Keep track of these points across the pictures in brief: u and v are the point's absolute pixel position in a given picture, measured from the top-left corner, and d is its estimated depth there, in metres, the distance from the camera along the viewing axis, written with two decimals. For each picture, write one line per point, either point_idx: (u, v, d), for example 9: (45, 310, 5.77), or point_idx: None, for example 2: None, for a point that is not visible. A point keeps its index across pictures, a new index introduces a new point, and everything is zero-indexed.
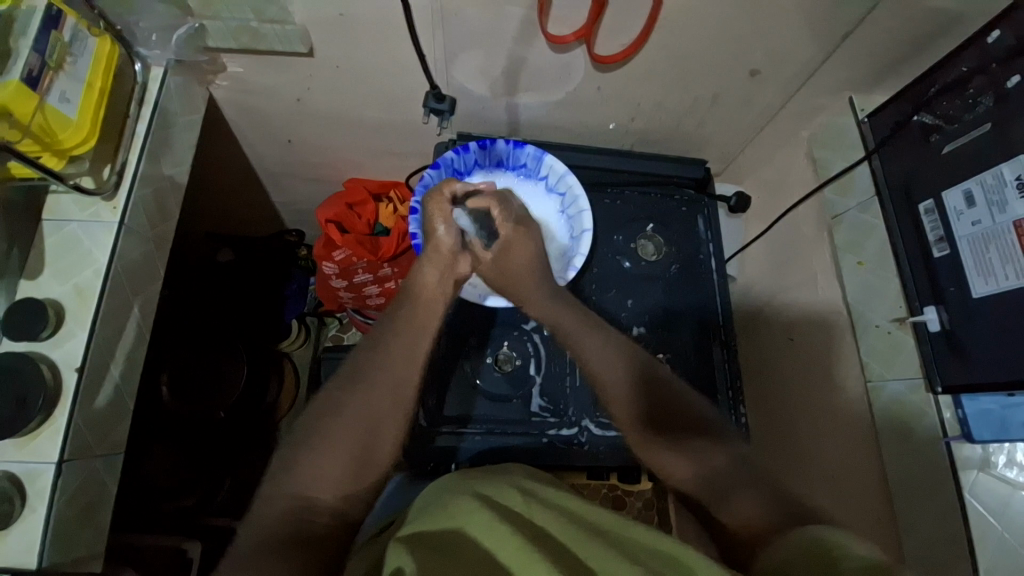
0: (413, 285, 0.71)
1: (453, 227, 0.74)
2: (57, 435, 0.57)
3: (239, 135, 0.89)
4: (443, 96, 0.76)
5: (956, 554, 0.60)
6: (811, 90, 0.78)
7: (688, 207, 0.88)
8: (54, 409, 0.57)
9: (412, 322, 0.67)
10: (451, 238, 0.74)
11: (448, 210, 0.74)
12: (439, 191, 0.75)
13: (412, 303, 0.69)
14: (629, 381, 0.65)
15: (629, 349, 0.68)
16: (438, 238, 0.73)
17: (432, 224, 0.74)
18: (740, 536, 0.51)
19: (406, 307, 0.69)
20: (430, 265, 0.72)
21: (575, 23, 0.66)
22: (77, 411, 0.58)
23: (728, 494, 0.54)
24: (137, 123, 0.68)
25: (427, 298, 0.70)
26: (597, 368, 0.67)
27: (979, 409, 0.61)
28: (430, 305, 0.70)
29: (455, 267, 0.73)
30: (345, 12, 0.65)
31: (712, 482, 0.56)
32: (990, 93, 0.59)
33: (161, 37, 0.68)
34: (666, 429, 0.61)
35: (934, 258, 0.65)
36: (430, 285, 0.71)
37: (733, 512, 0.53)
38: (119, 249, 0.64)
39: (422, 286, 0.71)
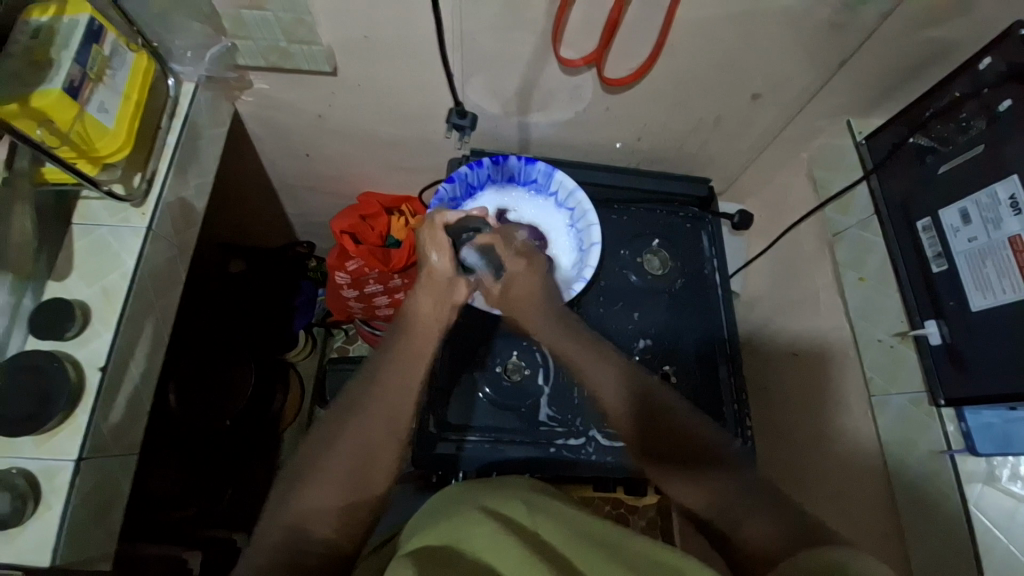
0: (407, 311, 0.72)
1: (447, 256, 0.73)
2: (78, 433, 0.58)
3: (260, 149, 0.93)
4: (465, 113, 0.80)
5: (965, 568, 0.60)
6: (811, 114, 0.82)
7: (691, 224, 0.90)
8: (75, 408, 0.58)
9: (409, 351, 0.68)
10: (445, 267, 0.73)
11: (442, 239, 0.73)
12: (431, 218, 0.74)
13: (407, 330, 0.70)
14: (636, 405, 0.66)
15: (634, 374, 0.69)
16: (432, 267, 0.73)
17: (426, 254, 0.74)
18: (755, 557, 0.51)
19: (401, 336, 0.70)
20: (425, 294, 0.73)
21: (585, 48, 0.70)
22: (98, 410, 0.59)
23: (741, 515, 0.54)
24: (167, 135, 0.71)
25: (420, 328, 0.71)
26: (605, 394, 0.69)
27: (983, 423, 0.62)
28: (426, 336, 0.71)
29: (451, 295, 0.74)
30: (369, 34, 0.68)
31: (721, 504, 0.56)
32: (981, 117, 0.62)
33: (195, 54, 0.72)
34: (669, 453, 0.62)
35: (933, 272, 0.67)
36: (425, 312, 0.72)
37: (746, 532, 0.53)
38: (145, 253, 0.66)
39: (414, 314, 0.72)
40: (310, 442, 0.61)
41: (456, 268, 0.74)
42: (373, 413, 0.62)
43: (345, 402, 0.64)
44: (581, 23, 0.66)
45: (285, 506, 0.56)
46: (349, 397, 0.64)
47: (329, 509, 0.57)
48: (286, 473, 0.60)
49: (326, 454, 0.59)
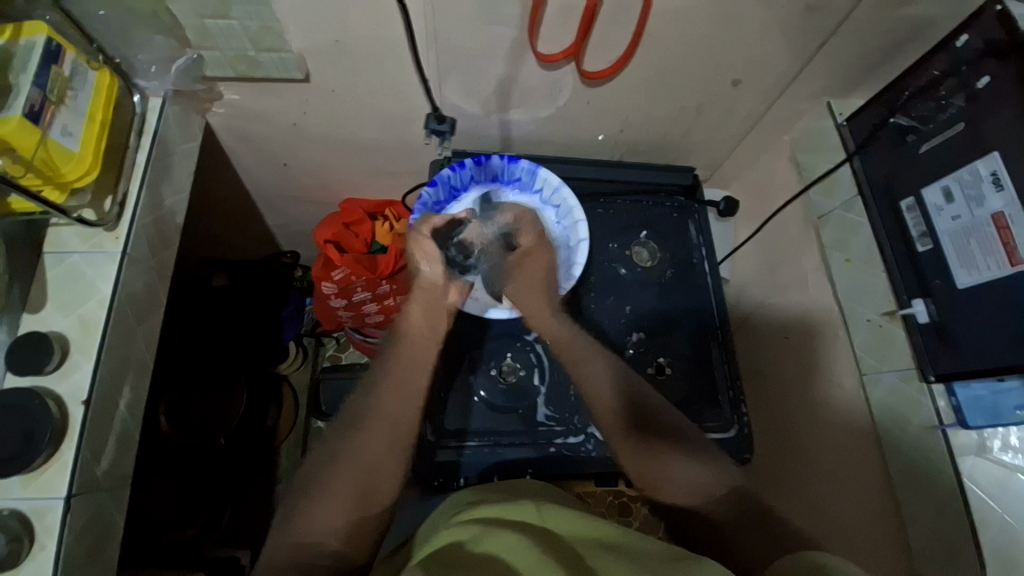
0: (401, 325, 0.71)
1: (438, 263, 0.73)
2: (65, 470, 0.56)
3: (236, 161, 0.90)
4: (443, 118, 0.78)
5: (961, 539, 0.61)
6: (792, 97, 0.82)
7: (678, 213, 0.90)
8: (61, 445, 0.57)
9: (401, 358, 0.68)
10: (437, 273, 0.73)
11: (430, 248, 0.73)
12: (418, 228, 0.74)
13: (401, 342, 0.69)
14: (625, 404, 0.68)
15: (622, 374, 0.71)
16: (423, 276, 0.73)
17: (415, 264, 0.73)
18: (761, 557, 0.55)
19: (394, 347, 0.69)
20: (417, 302, 0.72)
21: (563, 41, 0.69)
22: (85, 445, 0.58)
23: (731, 524, 0.59)
24: (137, 154, 0.68)
25: (413, 335, 0.70)
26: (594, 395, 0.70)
27: (972, 395, 0.63)
28: (423, 344, 0.70)
29: (444, 300, 0.73)
30: (341, 38, 0.66)
31: (715, 509, 0.61)
32: (960, 94, 0.62)
33: (161, 69, 0.70)
34: (667, 455, 0.64)
35: (918, 252, 0.68)
36: (419, 323, 0.71)
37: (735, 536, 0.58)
38: (122, 279, 0.64)
39: (410, 326, 0.70)
40: (311, 462, 0.61)
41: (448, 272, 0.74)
42: (373, 428, 0.62)
43: (345, 419, 0.63)
44: (558, 16, 0.65)
45: (289, 530, 0.56)
46: (348, 411, 0.64)
47: (332, 528, 0.56)
48: (291, 492, 0.60)
49: (329, 472, 0.59)
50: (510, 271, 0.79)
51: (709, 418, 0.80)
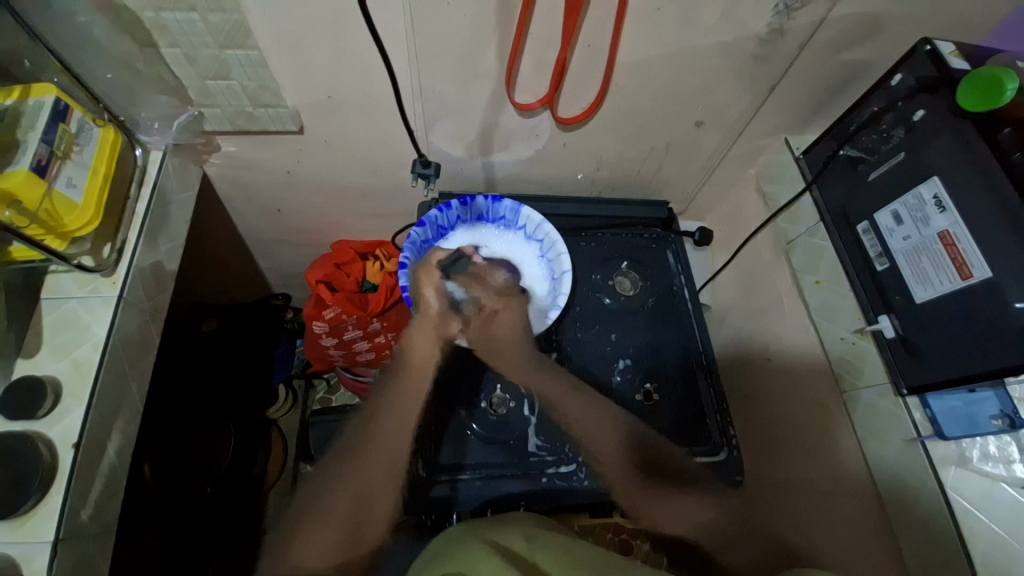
0: (404, 351, 0.80)
1: (441, 293, 0.83)
2: (53, 515, 0.56)
3: (231, 208, 0.94)
4: (428, 163, 0.83)
5: (948, 548, 0.62)
6: (752, 135, 0.89)
7: (657, 244, 0.95)
8: (49, 489, 0.57)
9: (405, 387, 0.76)
10: (437, 303, 0.82)
11: (436, 277, 0.83)
12: (427, 261, 0.85)
13: (404, 365, 0.79)
14: (622, 446, 0.75)
15: (616, 416, 0.77)
16: (427, 304, 0.82)
17: (421, 292, 0.82)
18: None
19: (398, 375, 0.78)
20: (420, 332, 0.80)
21: (538, 92, 0.75)
22: (73, 489, 0.58)
23: (728, 543, 0.68)
24: (137, 204, 0.72)
25: (415, 363, 0.79)
26: (592, 437, 0.75)
27: (947, 406, 0.65)
28: (421, 367, 0.78)
29: (445, 327, 0.81)
30: (333, 94, 0.72)
31: (712, 532, 0.69)
32: (900, 126, 0.68)
33: (163, 125, 0.75)
34: (668, 487, 0.72)
35: (878, 270, 0.72)
36: (422, 348, 0.80)
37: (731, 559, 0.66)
38: (117, 322, 0.65)
39: (412, 351, 0.80)
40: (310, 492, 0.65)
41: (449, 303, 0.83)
42: (372, 458, 0.68)
43: (342, 450, 0.68)
44: (532, 69, 0.71)
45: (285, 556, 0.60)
46: (345, 444, 0.68)
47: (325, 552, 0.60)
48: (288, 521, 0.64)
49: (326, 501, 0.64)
50: (489, 319, 0.83)
51: (698, 442, 0.81)
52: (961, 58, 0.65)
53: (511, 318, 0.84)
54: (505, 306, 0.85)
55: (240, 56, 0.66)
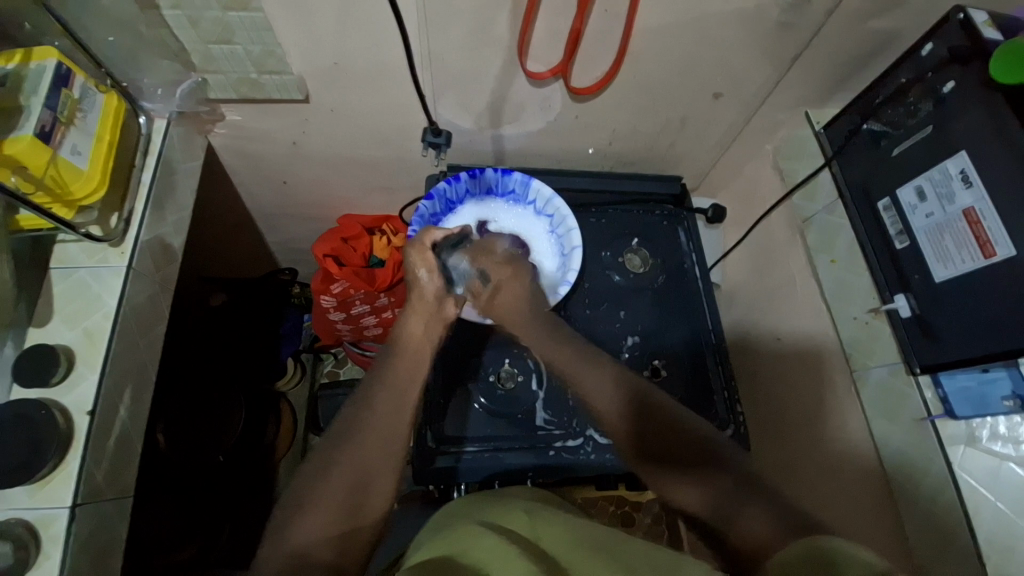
0: (399, 336, 0.73)
1: (437, 273, 0.76)
2: (70, 480, 0.57)
3: (237, 180, 0.93)
4: (439, 130, 0.82)
5: (955, 525, 0.62)
6: (771, 108, 0.86)
7: (667, 221, 0.93)
8: (66, 454, 0.58)
9: (400, 370, 0.69)
10: (435, 286, 0.76)
11: (430, 257, 0.76)
12: (419, 240, 0.78)
13: (399, 349, 0.72)
14: (621, 402, 0.67)
15: (621, 374, 0.70)
16: (422, 286, 0.76)
17: (416, 274, 0.77)
18: (749, 553, 0.51)
19: (392, 360, 0.71)
20: (415, 316, 0.74)
21: (551, 60, 0.72)
22: (89, 455, 0.59)
23: (734, 513, 0.54)
24: (142, 172, 0.71)
25: (412, 348, 0.72)
26: (589, 393, 0.69)
27: (959, 386, 0.64)
28: (418, 351, 0.72)
29: (442, 310, 0.76)
30: (340, 60, 0.70)
31: (718, 502, 0.56)
32: (928, 99, 0.65)
33: (166, 91, 0.73)
34: (668, 454, 0.62)
35: (897, 249, 0.70)
36: (417, 334, 0.73)
37: (741, 533, 0.53)
38: (127, 293, 0.66)
39: (407, 337, 0.72)
40: (311, 467, 0.61)
41: (445, 284, 0.77)
42: (370, 438, 0.63)
43: (339, 429, 0.64)
44: (546, 35, 0.68)
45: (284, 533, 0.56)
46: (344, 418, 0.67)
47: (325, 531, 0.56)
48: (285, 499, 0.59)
49: (324, 478, 0.60)
50: (491, 294, 0.79)
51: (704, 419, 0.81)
52: (994, 28, 0.61)
53: (515, 289, 0.79)
54: (504, 277, 0.79)
55: (243, 19, 0.63)
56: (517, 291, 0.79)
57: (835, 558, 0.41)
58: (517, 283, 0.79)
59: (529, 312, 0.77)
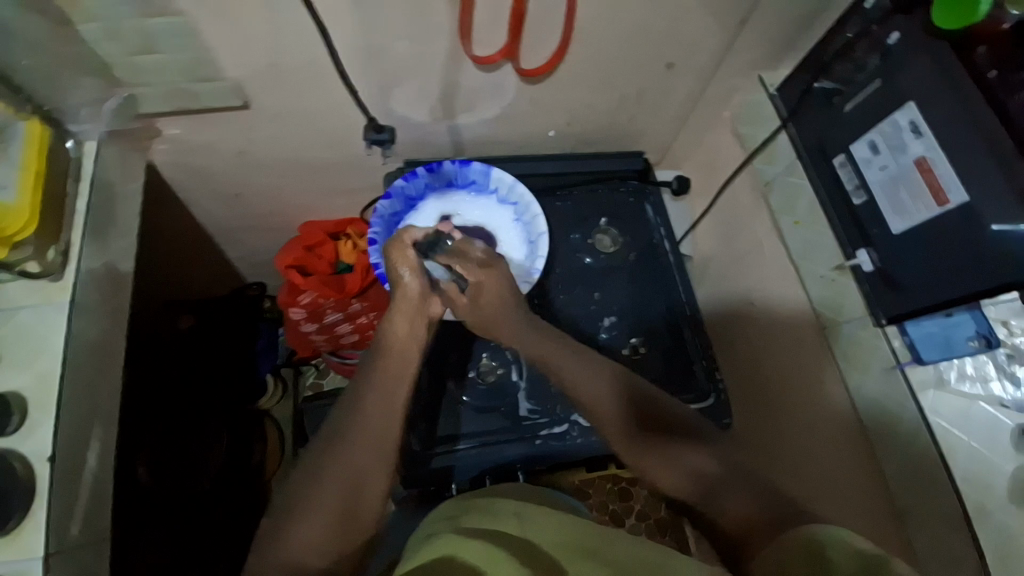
0: (384, 337, 0.70)
1: (420, 273, 0.71)
2: (39, 530, 0.55)
3: (186, 198, 0.89)
4: (382, 128, 0.80)
5: (931, 468, 0.64)
6: (725, 74, 0.85)
7: (634, 197, 0.92)
8: (33, 506, 0.56)
9: (387, 373, 0.67)
10: (419, 284, 0.71)
11: (412, 256, 0.71)
12: (398, 238, 0.72)
13: (383, 352, 0.69)
14: (612, 396, 0.68)
15: (610, 367, 0.71)
16: (405, 286, 0.71)
17: (397, 272, 0.71)
18: (736, 534, 0.55)
19: (378, 360, 0.68)
20: (400, 315, 0.70)
21: (497, 42, 0.69)
22: (58, 501, 0.57)
23: (722, 496, 0.58)
24: (77, 201, 0.67)
25: (398, 349, 0.69)
26: (580, 389, 0.69)
27: (925, 332, 0.66)
28: (405, 354, 0.69)
29: (427, 309, 0.72)
30: (275, 61, 0.66)
31: (707, 486, 0.59)
32: (875, 52, 0.65)
33: (92, 110, 0.68)
34: (658, 442, 0.64)
35: (855, 204, 0.72)
36: (402, 334, 0.70)
37: (728, 515, 0.56)
38: (74, 330, 0.62)
39: (391, 338, 0.70)
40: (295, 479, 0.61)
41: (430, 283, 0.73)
42: (360, 442, 0.61)
43: (326, 436, 0.63)
44: (488, 17, 0.65)
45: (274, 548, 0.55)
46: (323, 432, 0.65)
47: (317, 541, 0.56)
48: (274, 511, 0.59)
49: (314, 488, 0.59)
50: (472, 297, 0.74)
51: (685, 390, 0.81)
52: None
53: (496, 287, 0.74)
54: (483, 279, 0.73)
55: (163, 26, 0.60)
56: (499, 291, 0.74)
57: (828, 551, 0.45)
58: (499, 283, 0.74)
59: (515, 311, 0.74)
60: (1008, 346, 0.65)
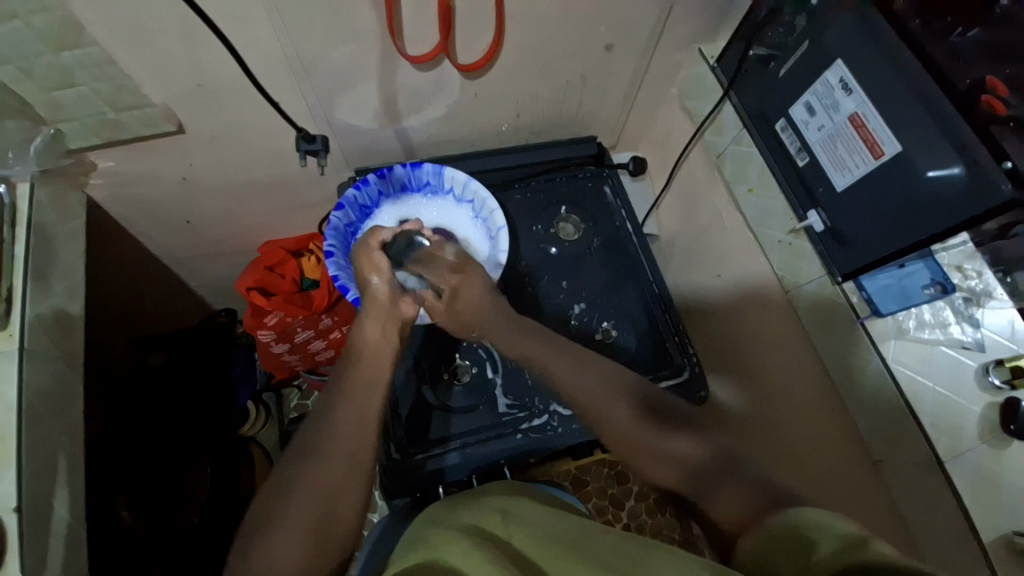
0: (354, 344, 0.68)
1: (389, 275, 0.70)
2: None
3: (134, 231, 0.86)
4: (313, 137, 0.77)
5: (899, 415, 0.66)
6: (666, 51, 0.85)
7: (593, 182, 0.92)
8: (5, 556, 0.54)
9: (360, 380, 0.66)
10: (388, 287, 0.70)
11: (380, 259, 0.70)
12: (366, 242, 0.72)
13: (355, 359, 0.67)
14: (603, 395, 0.66)
15: (598, 365, 0.69)
16: (375, 290, 0.69)
17: (366, 278, 0.70)
18: (727, 532, 0.53)
19: (351, 369, 0.66)
20: (370, 320, 0.69)
21: (430, 40, 0.68)
22: (28, 552, 0.55)
23: (711, 487, 0.57)
24: (14, 246, 0.64)
25: (370, 354, 0.67)
26: (572, 389, 0.67)
27: (881, 285, 0.68)
28: (377, 360, 0.67)
29: (398, 312, 0.70)
30: (202, 82, 0.65)
31: (698, 480, 0.58)
32: (801, 14, 0.66)
33: (20, 151, 0.66)
34: (651, 439, 0.63)
35: (800, 166, 0.72)
36: (373, 339, 0.68)
37: (717, 506, 0.55)
38: (25, 378, 0.60)
39: (364, 343, 0.68)
40: (271, 497, 0.60)
41: (401, 285, 0.71)
42: (332, 456, 0.60)
43: (300, 450, 0.62)
44: (415, 15, 0.65)
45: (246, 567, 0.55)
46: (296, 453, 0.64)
47: (291, 560, 0.55)
48: (248, 530, 0.58)
49: (290, 504, 0.58)
50: (450, 303, 0.73)
51: (660, 367, 0.82)
52: None
53: (474, 289, 0.73)
54: (459, 284, 0.73)
55: (77, 57, 0.58)
56: (476, 290, 0.73)
57: (811, 542, 0.45)
58: (476, 284, 0.73)
59: (496, 310, 0.73)
60: (964, 290, 0.64)
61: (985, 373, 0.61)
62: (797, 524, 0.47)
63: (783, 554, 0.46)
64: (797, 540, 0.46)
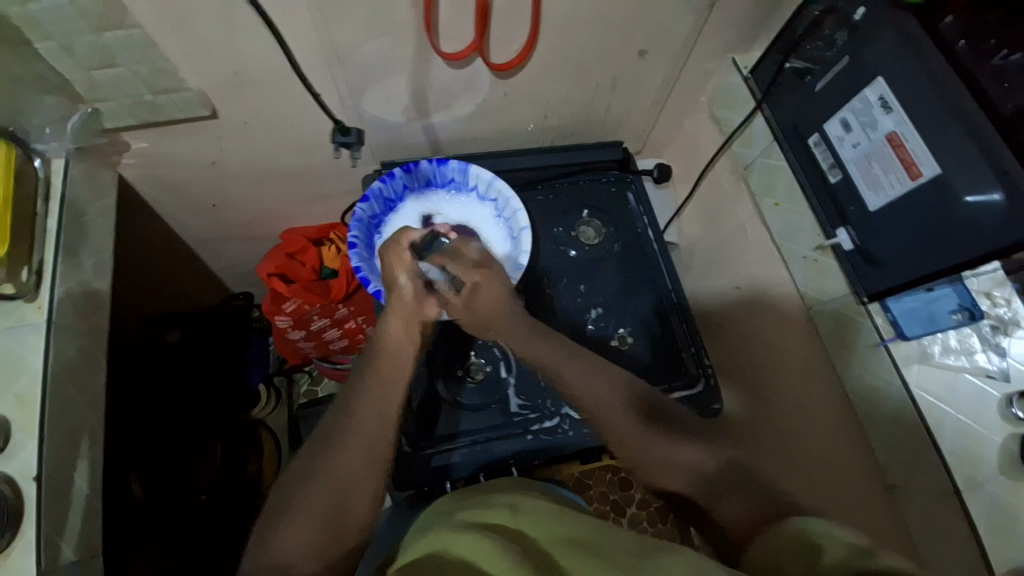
0: (380, 338, 0.69)
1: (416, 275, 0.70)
2: (30, 548, 0.55)
3: (160, 211, 0.88)
4: (348, 129, 0.76)
5: (919, 440, 0.65)
6: (699, 59, 0.84)
7: (616, 187, 0.92)
8: (22, 524, 0.55)
9: (381, 374, 0.66)
10: (414, 286, 0.70)
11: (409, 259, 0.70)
12: (395, 240, 0.71)
13: (378, 352, 0.68)
14: (615, 402, 0.65)
15: (612, 372, 0.68)
16: (402, 289, 0.70)
17: (394, 276, 0.70)
18: (733, 535, 0.53)
19: (373, 362, 0.67)
20: (395, 317, 0.69)
21: (466, 38, 0.68)
22: (47, 520, 0.56)
23: (721, 494, 0.56)
24: (47, 220, 0.66)
25: (392, 350, 0.68)
26: (583, 395, 0.66)
27: (906, 308, 0.66)
28: (400, 355, 0.68)
29: (423, 312, 0.70)
30: (239, 69, 0.65)
31: (707, 487, 0.58)
32: (843, 28, 0.65)
33: (56, 128, 0.68)
34: (660, 444, 0.62)
35: (832, 182, 0.71)
36: (397, 337, 0.69)
37: (726, 511, 0.55)
38: (52, 349, 0.62)
39: (388, 339, 0.69)
40: (286, 482, 0.60)
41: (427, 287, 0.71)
42: (353, 444, 0.61)
43: (317, 438, 0.62)
44: (452, 13, 0.65)
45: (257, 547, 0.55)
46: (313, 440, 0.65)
47: (301, 542, 0.55)
48: (265, 514, 0.59)
49: (305, 490, 0.58)
50: (470, 297, 0.72)
51: (676, 377, 0.81)
52: None
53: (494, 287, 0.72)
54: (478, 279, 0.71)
55: (120, 38, 0.59)
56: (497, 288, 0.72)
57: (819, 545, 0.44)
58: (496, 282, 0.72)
59: (517, 311, 0.72)
60: (993, 317, 0.62)
61: (1008, 403, 0.59)
62: (809, 533, 0.46)
63: (790, 556, 0.46)
64: (802, 548, 0.46)
